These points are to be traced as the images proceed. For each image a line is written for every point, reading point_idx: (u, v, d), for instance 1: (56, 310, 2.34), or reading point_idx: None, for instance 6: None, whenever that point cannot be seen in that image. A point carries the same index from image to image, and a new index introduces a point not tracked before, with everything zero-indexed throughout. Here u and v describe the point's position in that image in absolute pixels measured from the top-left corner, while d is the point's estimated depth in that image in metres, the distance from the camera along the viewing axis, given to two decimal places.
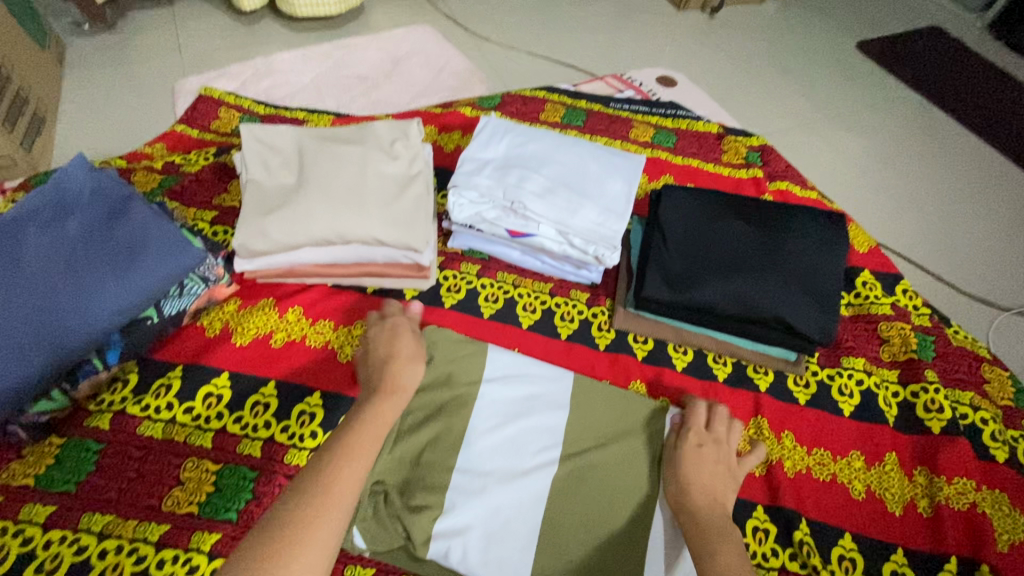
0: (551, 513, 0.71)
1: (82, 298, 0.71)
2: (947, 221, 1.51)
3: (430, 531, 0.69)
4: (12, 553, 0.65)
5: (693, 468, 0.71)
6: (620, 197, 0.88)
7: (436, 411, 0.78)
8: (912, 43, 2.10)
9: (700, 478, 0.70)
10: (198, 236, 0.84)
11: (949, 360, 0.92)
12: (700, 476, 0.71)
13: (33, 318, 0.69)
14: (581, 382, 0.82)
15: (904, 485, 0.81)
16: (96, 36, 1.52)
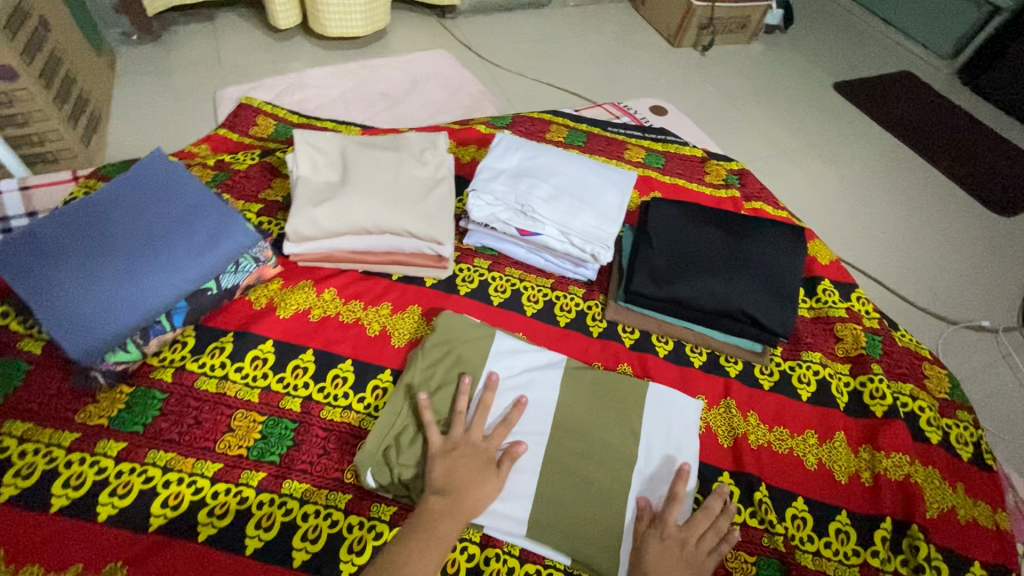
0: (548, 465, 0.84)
1: (157, 268, 0.83)
2: (908, 245, 1.68)
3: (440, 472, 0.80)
4: (88, 480, 0.77)
5: (654, 556, 0.75)
6: (615, 205, 1.03)
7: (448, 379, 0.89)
8: (884, 85, 2.31)
9: (664, 567, 0.74)
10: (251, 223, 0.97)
11: (894, 357, 1.07)
12: (659, 565, 0.74)
13: (116, 282, 0.81)
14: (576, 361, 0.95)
15: (850, 460, 0.95)
16: (143, 46, 1.66)
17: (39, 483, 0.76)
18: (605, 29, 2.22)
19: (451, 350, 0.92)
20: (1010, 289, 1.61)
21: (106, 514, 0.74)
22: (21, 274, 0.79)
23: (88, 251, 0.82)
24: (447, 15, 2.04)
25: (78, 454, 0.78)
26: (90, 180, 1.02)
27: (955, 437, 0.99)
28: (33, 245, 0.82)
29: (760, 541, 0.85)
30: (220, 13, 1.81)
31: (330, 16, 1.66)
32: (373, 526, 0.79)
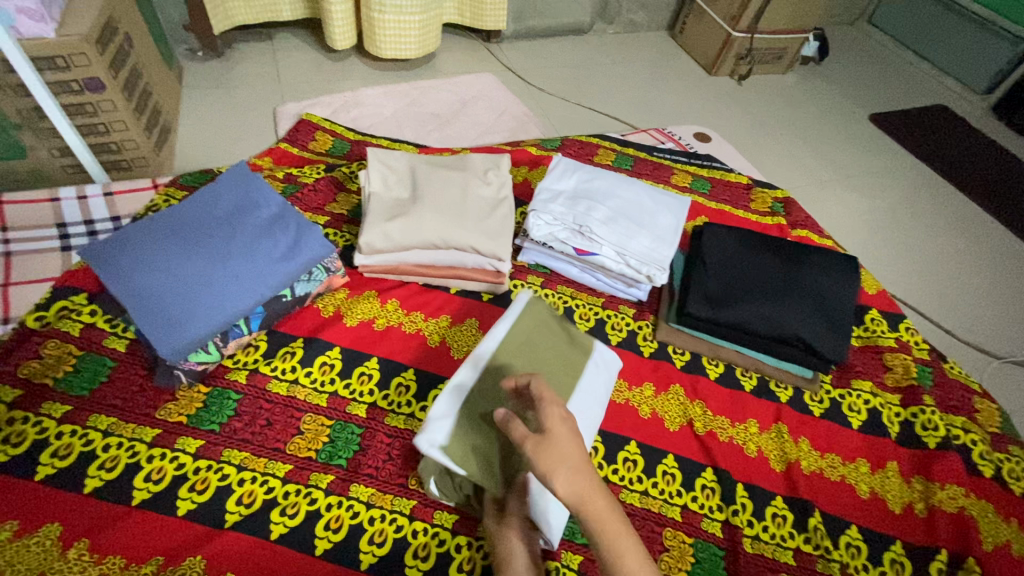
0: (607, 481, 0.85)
1: (240, 274, 0.88)
2: (948, 277, 1.67)
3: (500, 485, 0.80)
4: (168, 475, 0.80)
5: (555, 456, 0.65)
6: (671, 228, 1.05)
7: None
8: (919, 118, 2.32)
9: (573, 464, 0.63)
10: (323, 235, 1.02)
11: (945, 389, 1.07)
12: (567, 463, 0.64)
13: (203, 286, 0.86)
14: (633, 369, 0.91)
15: (903, 490, 0.95)
16: (208, 62, 1.75)
17: (121, 476, 0.78)
18: (643, 57, 2.28)
19: (533, 351, 0.86)
20: None
21: (185, 509, 0.77)
22: (117, 275, 0.84)
23: (180, 257, 0.87)
24: (492, 39, 2.11)
25: (159, 450, 0.81)
26: (171, 189, 1.08)
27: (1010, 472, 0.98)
28: (126, 248, 0.87)
29: (816, 567, 0.85)
30: (279, 33, 1.90)
31: (385, 39, 1.74)
32: (436, 533, 0.81)
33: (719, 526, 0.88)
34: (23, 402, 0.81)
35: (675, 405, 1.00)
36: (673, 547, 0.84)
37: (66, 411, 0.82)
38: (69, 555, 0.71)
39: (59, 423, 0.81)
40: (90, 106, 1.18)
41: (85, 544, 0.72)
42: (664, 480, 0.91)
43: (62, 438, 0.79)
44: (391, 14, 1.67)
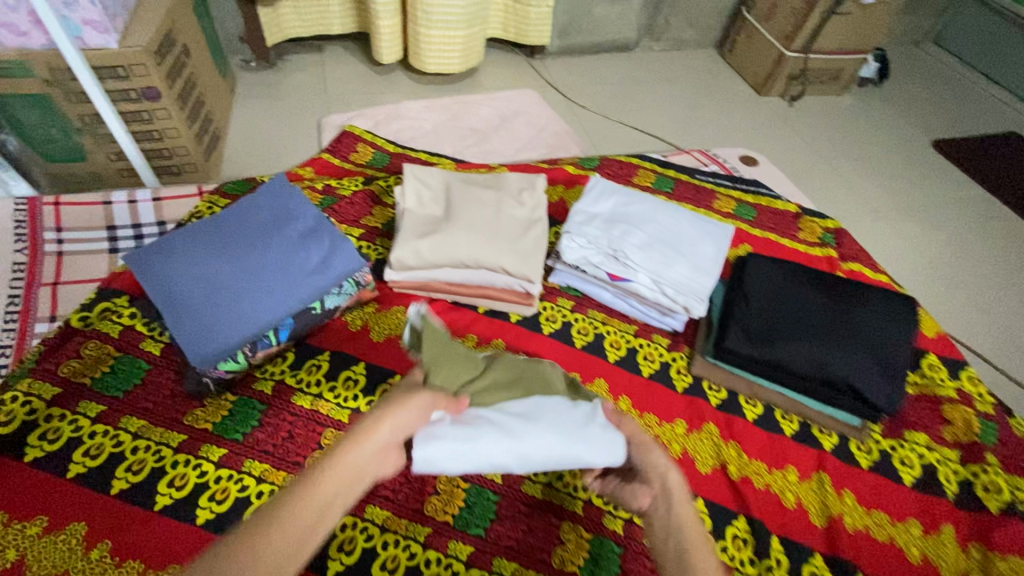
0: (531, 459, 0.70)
1: (279, 286, 0.90)
2: (1015, 320, 1.55)
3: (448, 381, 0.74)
4: (190, 482, 0.80)
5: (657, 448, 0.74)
6: (711, 258, 1.00)
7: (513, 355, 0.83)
8: (988, 147, 2.17)
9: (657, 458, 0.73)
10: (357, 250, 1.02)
11: (1012, 449, 0.97)
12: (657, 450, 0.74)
13: (241, 296, 0.87)
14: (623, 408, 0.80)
15: (960, 558, 0.86)
16: (260, 73, 1.81)
17: (146, 480, 0.79)
18: (690, 75, 2.23)
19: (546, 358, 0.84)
20: None
21: (203, 518, 0.77)
22: (155, 281, 0.86)
23: (215, 265, 0.89)
24: (536, 54, 2.11)
25: (183, 456, 0.82)
26: (214, 196, 1.11)
27: None
28: (167, 256, 0.89)
29: None
30: (329, 46, 1.95)
31: (430, 53, 1.76)
32: (450, 563, 0.78)
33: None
34: (60, 400, 0.83)
35: (708, 446, 0.95)
36: None
37: (101, 411, 0.84)
38: (91, 556, 0.72)
39: (93, 422, 0.83)
40: (145, 114, 1.23)
41: (107, 546, 0.73)
42: None
43: (95, 438, 0.81)
44: (437, 29, 1.69)
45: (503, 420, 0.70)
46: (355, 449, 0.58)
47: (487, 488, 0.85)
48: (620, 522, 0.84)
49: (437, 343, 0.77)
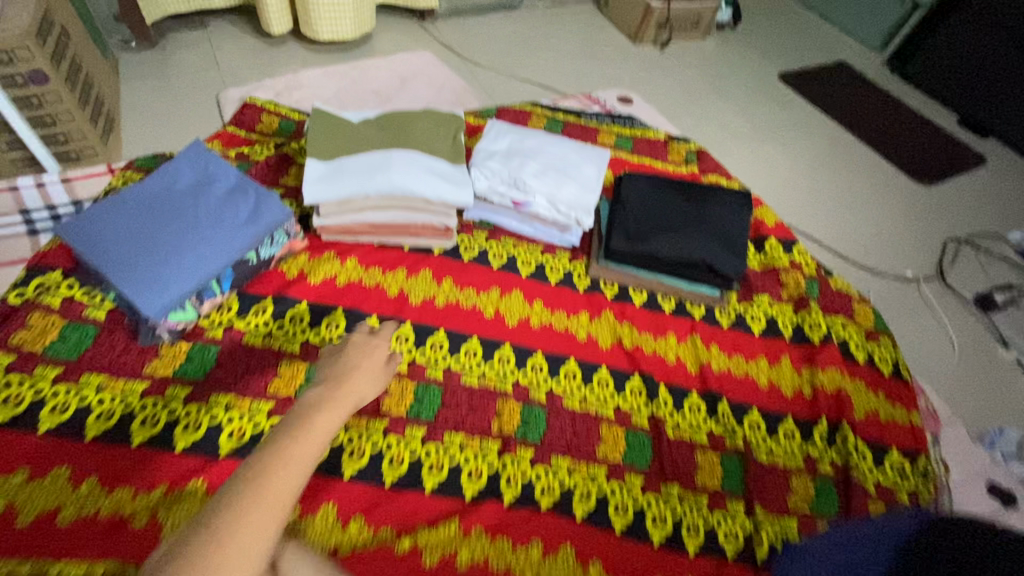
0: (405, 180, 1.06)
1: (223, 229, 0.99)
2: (852, 210, 1.84)
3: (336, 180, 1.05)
4: (162, 418, 0.89)
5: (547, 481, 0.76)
6: (592, 178, 1.22)
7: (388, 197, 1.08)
8: (829, 74, 2.45)
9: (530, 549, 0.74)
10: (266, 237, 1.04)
11: (828, 298, 1.27)
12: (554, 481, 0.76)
13: (162, 259, 0.94)
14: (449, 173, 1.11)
15: (795, 378, 1.14)
16: (141, 53, 1.76)
17: (120, 423, 0.88)
18: (574, 29, 2.38)
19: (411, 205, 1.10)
20: (940, 244, 1.78)
21: (183, 444, 0.88)
22: (94, 244, 0.93)
23: (149, 225, 0.97)
24: (426, 18, 2.18)
25: (151, 398, 0.91)
26: (127, 171, 1.14)
27: (879, 358, 1.18)
28: (102, 222, 0.96)
29: (724, 442, 1.04)
30: (213, 21, 1.91)
31: (321, 20, 1.80)
32: (407, 443, 0.94)
33: (646, 417, 1.05)
34: (17, 367, 0.89)
35: (607, 328, 1.16)
36: (608, 436, 1.01)
37: (58, 373, 0.90)
38: (83, 489, 0.82)
39: (53, 383, 0.89)
40: (35, 99, 1.21)
41: (96, 480, 0.83)
42: (599, 386, 1.07)
43: (59, 396, 0.88)
44: None
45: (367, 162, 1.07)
46: (266, 476, 0.60)
47: (433, 385, 1.02)
48: (543, 393, 1.05)
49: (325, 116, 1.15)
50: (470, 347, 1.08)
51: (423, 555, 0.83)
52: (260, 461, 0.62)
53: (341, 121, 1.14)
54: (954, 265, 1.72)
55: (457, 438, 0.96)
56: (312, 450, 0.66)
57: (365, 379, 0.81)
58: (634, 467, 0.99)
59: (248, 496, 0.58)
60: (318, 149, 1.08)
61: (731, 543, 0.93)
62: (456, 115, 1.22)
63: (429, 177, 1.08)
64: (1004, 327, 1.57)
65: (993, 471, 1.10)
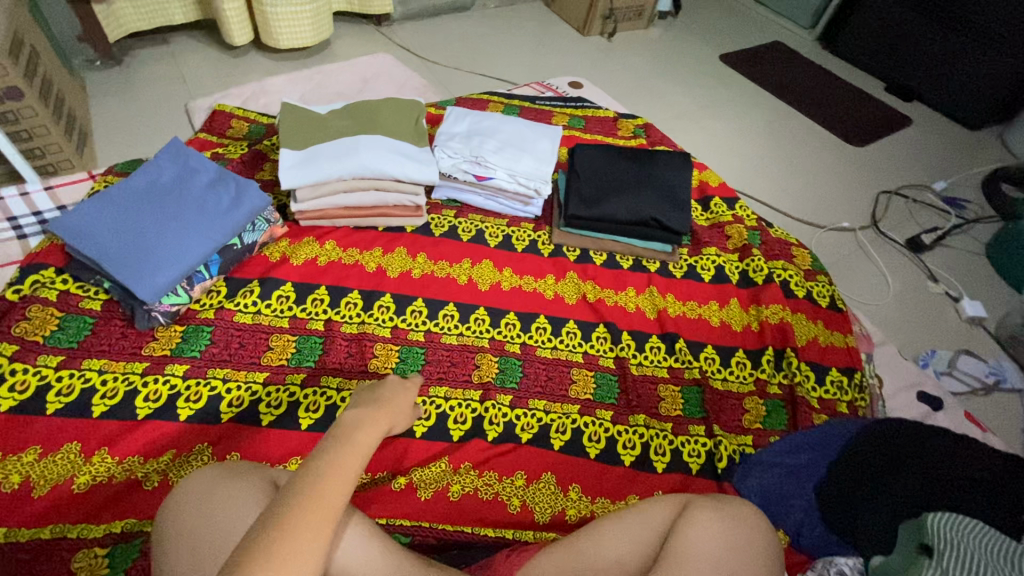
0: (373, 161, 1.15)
1: (207, 217, 1.07)
2: (793, 173, 1.99)
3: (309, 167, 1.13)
4: (164, 394, 0.96)
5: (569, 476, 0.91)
6: (547, 151, 1.33)
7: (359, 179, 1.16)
8: (765, 53, 2.62)
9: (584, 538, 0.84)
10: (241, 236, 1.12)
11: (770, 245, 1.40)
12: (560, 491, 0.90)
13: (152, 245, 1.01)
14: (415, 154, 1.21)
15: (744, 316, 1.26)
16: (106, 71, 1.81)
17: (124, 400, 0.94)
18: (524, 25, 2.50)
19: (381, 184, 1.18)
20: (873, 197, 1.94)
21: (186, 415, 0.95)
22: (86, 238, 1.00)
23: (137, 218, 1.04)
24: (382, 23, 2.28)
25: (152, 375, 0.98)
26: (108, 176, 1.21)
27: (817, 294, 1.31)
28: (91, 218, 1.03)
29: (683, 376, 1.15)
30: (174, 37, 1.97)
31: (281, 29, 1.87)
32: None
33: (612, 360, 1.16)
34: (20, 355, 0.95)
35: (572, 287, 1.27)
36: (579, 378, 1.11)
37: (61, 360, 0.96)
38: (94, 460, 0.88)
39: (57, 370, 0.95)
40: (11, 115, 1.27)
41: (106, 451, 0.89)
42: (568, 336, 1.18)
43: (63, 380, 0.94)
44: (283, 6, 1.81)
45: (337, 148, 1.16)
46: (314, 491, 0.55)
47: (415, 346, 1.11)
48: (517, 346, 1.14)
49: (295, 111, 1.24)
50: (448, 311, 1.17)
51: (418, 488, 0.93)
52: (309, 473, 0.56)
53: (310, 115, 1.23)
54: (886, 215, 1.88)
55: (442, 391, 1.05)
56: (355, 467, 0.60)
57: (399, 406, 0.76)
58: (604, 403, 1.09)
59: (296, 512, 0.52)
60: (290, 139, 1.17)
61: (695, 460, 1.04)
62: (418, 103, 1.32)
63: (396, 158, 1.17)
64: (932, 265, 1.74)
65: (921, 382, 1.24)
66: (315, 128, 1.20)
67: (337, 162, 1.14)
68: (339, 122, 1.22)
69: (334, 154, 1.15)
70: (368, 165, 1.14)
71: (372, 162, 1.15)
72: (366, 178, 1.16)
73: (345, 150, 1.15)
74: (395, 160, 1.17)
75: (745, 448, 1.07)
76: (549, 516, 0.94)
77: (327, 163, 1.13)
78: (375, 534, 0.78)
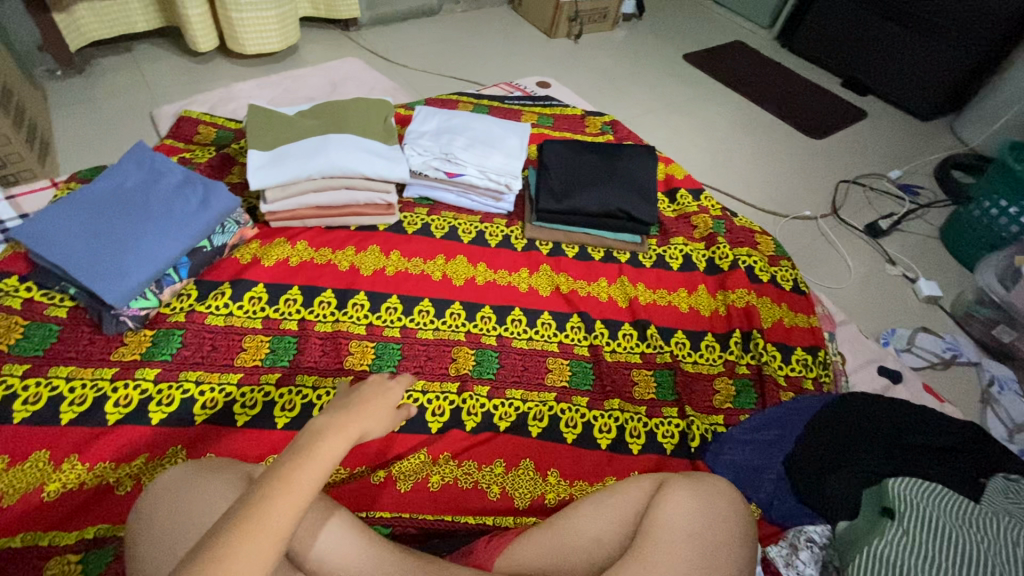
0: (342, 160, 1.15)
1: (175, 220, 1.06)
2: (757, 166, 2.05)
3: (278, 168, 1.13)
4: (134, 399, 0.95)
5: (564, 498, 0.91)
6: (516, 147, 1.35)
7: (329, 179, 1.17)
8: (728, 51, 2.71)
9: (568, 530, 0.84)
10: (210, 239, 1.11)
11: (735, 234, 1.44)
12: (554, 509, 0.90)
13: (117, 249, 1.00)
14: (384, 151, 1.22)
15: (712, 302, 1.30)
16: (68, 80, 1.77)
17: (93, 407, 0.93)
18: (492, 29, 2.53)
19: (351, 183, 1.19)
20: (833, 187, 2.02)
21: (157, 418, 0.94)
22: (50, 245, 0.99)
23: (102, 223, 1.03)
24: (350, 28, 2.28)
25: (122, 380, 0.96)
26: (71, 183, 1.19)
27: (781, 278, 1.36)
28: (53, 224, 1.01)
29: (655, 361, 1.18)
30: (137, 45, 1.95)
31: (246, 35, 1.86)
32: None
33: (586, 348, 1.18)
34: None
35: (545, 280, 1.29)
36: (554, 367, 1.13)
37: (26, 368, 0.94)
38: (64, 467, 0.86)
39: (22, 378, 0.93)
40: None
41: (76, 458, 0.87)
42: (542, 327, 1.20)
43: (29, 389, 0.92)
44: (248, 12, 1.81)
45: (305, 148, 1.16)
46: (265, 505, 0.54)
47: (390, 342, 1.11)
48: (493, 338, 1.16)
49: (262, 112, 1.24)
50: (422, 307, 1.18)
51: (398, 481, 0.94)
52: (259, 491, 0.55)
53: (277, 116, 1.23)
54: (846, 203, 1.95)
55: (419, 385, 1.06)
56: (312, 481, 0.58)
57: (376, 409, 0.73)
58: (579, 390, 1.11)
59: (236, 530, 0.51)
60: (259, 141, 1.17)
61: (668, 440, 1.07)
62: (387, 103, 1.33)
63: (365, 156, 1.18)
64: (891, 249, 1.81)
65: (882, 357, 1.30)
66: (282, 129, 1.20)
67: (305, 162, 1.14)
68: (307, 123, 1.23)
69: (302, 154, 1.15)
70: (337, 164, 1.15)
71: (341, 160, 1.15)
72: (335, 178, 1.17)
73: (313, 149, 1.16)
74: (363, 158, 1.18)
75: (717, 428, 1.10)
76: (529, 502, 0.96)
77: (295, 164, 1.13)
78: (353, 525, 0.79)
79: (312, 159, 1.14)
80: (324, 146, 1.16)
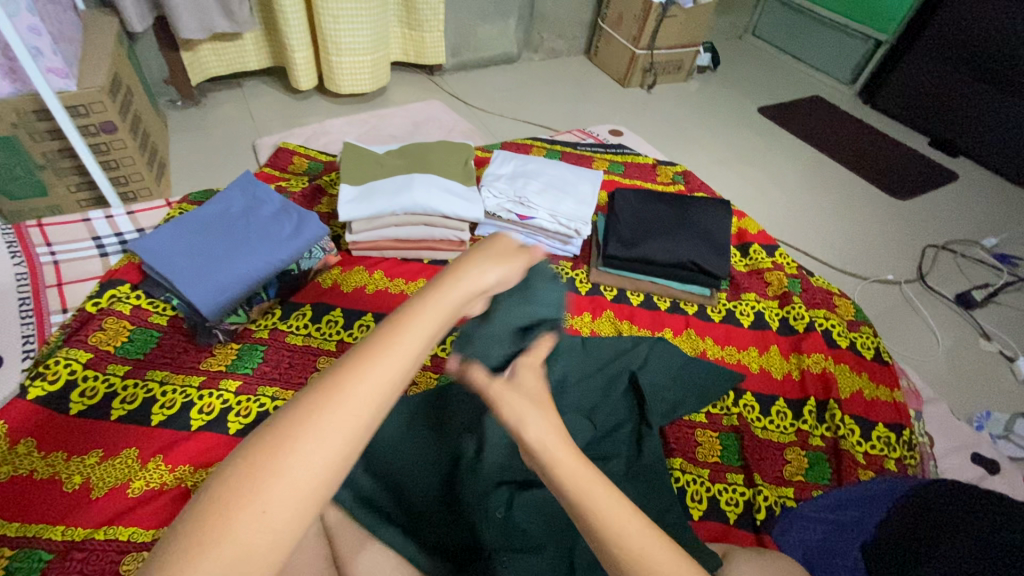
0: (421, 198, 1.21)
1: (271, 247, 1.14)
2: (835, 224, 1.98)
3: (363, 203, 1.21)
4: (217, 408, 1.01)
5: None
6: (589, 194, 1.38)
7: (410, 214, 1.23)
8: (805, 106, 2.66)
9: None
10: (297, 264, 1.19)
11: (811, 294, 1.39)
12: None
13: (221, 267, 1.09)
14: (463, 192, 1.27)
15: (785, 364, 1.24)
16: (186, 110, 1.99)
17: (181, 410, 0.99)
18: (566, 77, 2.62)
19: (429, 219, 1.24)
20: (917, 251, 1.91)
21: (235, 429, 0.99)
22: (161, 260, 1.09)
23: (207, 244, 1.12)
24: (434, 73, 2.44)
25: (208, 389, 1.03)
26: (183, 204, 1.32)
27: (861, 345, 1.29)
28: (165, 242, 1.12)
29: (721, 422, 1.13)
30: (247, 82, 2.16)
31: (342, 75, 2.03)
32: None
33: None
34: (93, 362, 1.03)
35: (608, 325, 1.28)
36: None
37: (127, 369, 1.03)
38: (149, 466, 0.92)
39: (123, 378, 1.02)
40: (103, 145, 1.41)
41: (160, 459, 0.93)
42: None
43: (128, 389, 1.01)
44: (347, 56, 1.98)
45: (389, 185, 1.23)
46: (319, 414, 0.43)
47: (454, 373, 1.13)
48: None
49: (355, 149, 1.33)
50: None
51: None
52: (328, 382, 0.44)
53: (367, 153, 1.32)
54: (933, 269, 1.84)
55: None
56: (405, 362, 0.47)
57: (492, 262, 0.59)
58: None
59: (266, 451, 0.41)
60: (350, 175, 1.26)
61: (732, 509, 1.01)
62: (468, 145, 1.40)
63: (444, 195, 1.24)
64: (983, 322, 1.68)
65: (975, 443, 1.19)
66: (371, 166, 1.29)
67: (388, 198, 1.21)
68: (394, 161, 1.31)
69: (385, 191, 1.22)
70: (417, 201, 1.21)
71: (420, 196, 1.21)
72: (415, 214, 1.23)
73: (396, 187, 1.23)
74: (443, 197, 1.23)
75: (786, 500, 1.04)
76: None
77: (379, 199, 1.21)
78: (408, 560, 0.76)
79: (395, 195, 1.21)
80: (407, 184, 1.23)
